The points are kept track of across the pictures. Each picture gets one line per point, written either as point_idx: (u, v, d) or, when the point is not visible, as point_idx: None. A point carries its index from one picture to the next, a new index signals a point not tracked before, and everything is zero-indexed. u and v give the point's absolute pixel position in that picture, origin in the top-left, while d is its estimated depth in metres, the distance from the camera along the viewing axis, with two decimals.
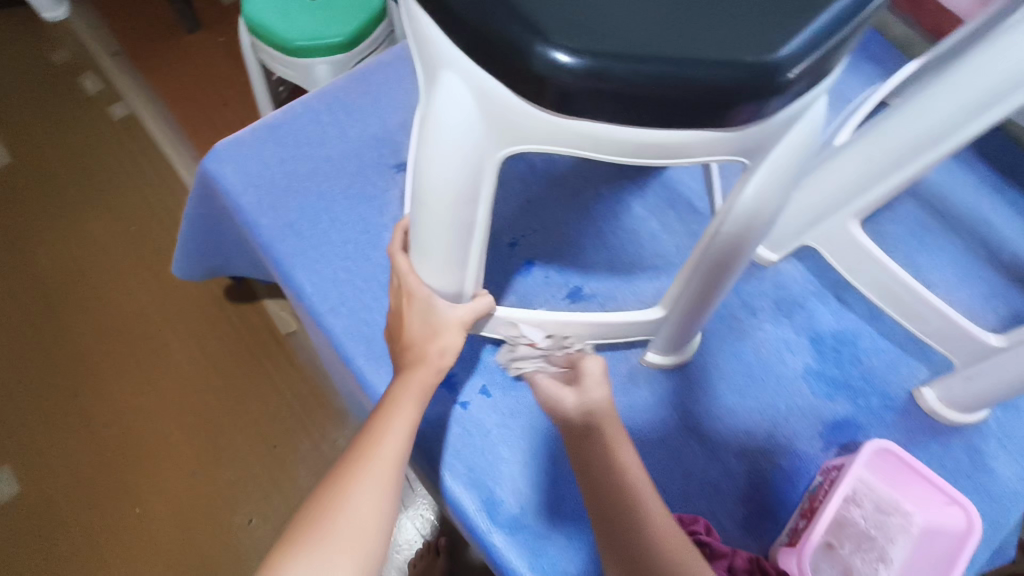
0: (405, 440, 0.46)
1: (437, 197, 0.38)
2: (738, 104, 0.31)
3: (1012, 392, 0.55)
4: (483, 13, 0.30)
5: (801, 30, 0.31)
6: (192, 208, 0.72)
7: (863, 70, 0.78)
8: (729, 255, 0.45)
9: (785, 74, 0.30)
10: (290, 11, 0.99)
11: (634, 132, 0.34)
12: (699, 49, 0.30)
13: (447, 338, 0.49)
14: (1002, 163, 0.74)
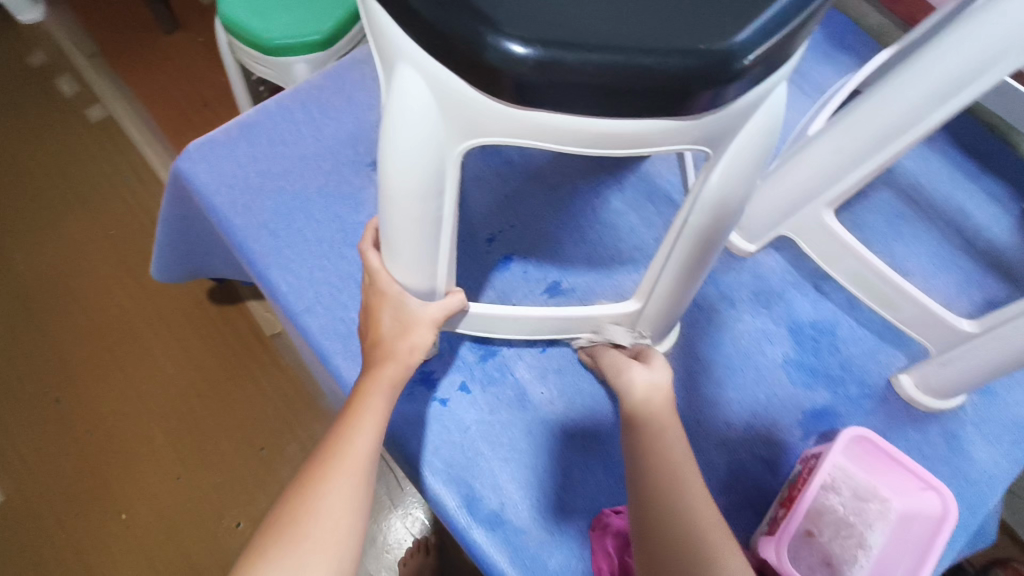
0: (376, 438, 0.46)
1: (401, 193, 0.38)
2: (695, 94, 0.31)
3: (985, 377, 0.56)
4: (435, 4, 0.30)
5: (756, 19, 0.31)
6: (168, 210, 0.72)
7: (839, 59, 0.78)
8: (698, 246, 0.45)
9: (740, 62, 0.30)
10: (267, 9, 0.99)
11: (594, 124, 0.33)
12: (654, 38, 0.30)
13: (420, 334, 0.49)
14: (975, 151, 0.75)
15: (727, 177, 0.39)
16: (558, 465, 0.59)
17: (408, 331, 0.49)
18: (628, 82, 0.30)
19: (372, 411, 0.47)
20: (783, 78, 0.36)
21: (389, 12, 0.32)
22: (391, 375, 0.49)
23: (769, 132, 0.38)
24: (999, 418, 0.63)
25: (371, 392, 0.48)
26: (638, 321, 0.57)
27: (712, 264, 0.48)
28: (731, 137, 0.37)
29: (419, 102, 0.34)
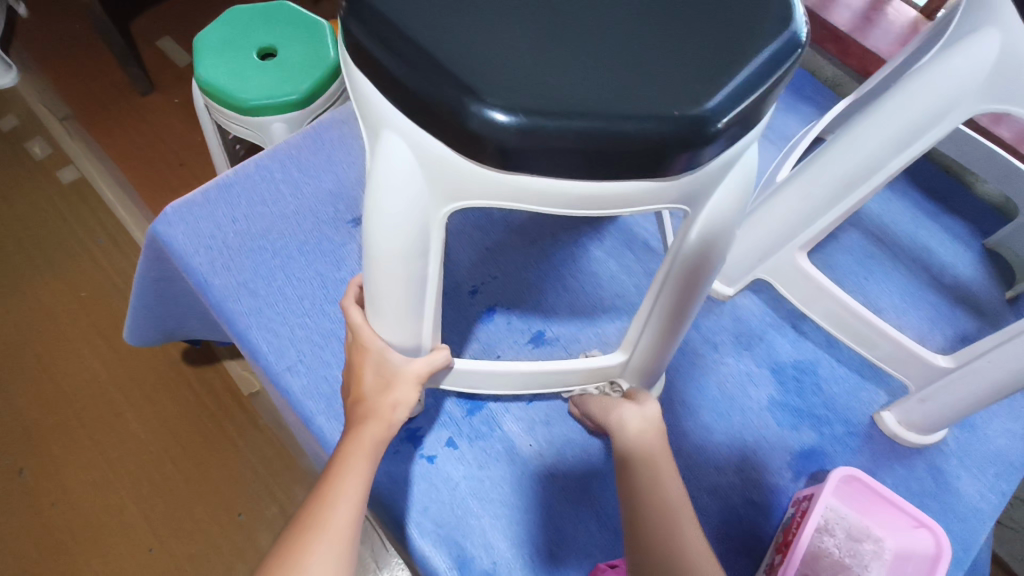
0: (359, 502, 0.45)
1: (387, 254, 0.38)
2: (674, 155, 0.32)
3: (966, 410, 0.57)
4: (418, 74, 0.31)
5: (726, 85, 0.32)
6: (143, 272, 0.71)
7: (799, 108, 0.82)
8: (681, 296, 0.46)
9: (713, 125, 0.32)
10: (245, 73, 1.01)
11: (576, 186, 0.34)
12: (633, 104, 0.31)
13: (401, 391, 0.48)
14: (934, 191, 0.79)
15: (704, 228, 0.40)
16: (550, 519, 0.58)
17: (389, 386, 0.48)
18: (609, 146, 0.31)
19: (355, 473, 0.45)
20: (755, 137, 0.37)
21: (376, 82, 0.33)
22: (373, 433, 0.48)
23: (742, 185, 0.39)
24: (981, 450, 0.64)
25: (354, 454, 0.46)
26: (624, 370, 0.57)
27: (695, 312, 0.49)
28: (707, 193, 0.39)
29: (404, 165, 0.35)
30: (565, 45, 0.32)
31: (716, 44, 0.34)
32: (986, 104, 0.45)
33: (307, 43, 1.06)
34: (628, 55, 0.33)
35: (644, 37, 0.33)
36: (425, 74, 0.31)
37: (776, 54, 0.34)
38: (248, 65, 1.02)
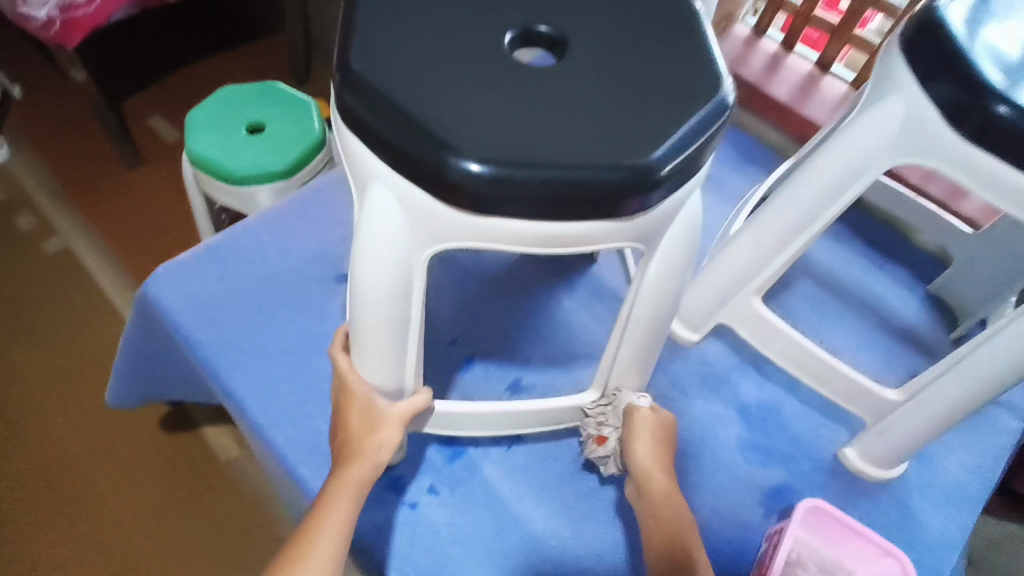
0: (340, 538, 0.46)
1: (373, 295, 0.42)
2: (627, 199, 0.37)
3: (922, 439, 0.61)
4: (402, 133, 0.36)
5: (668, 138, 0.38)
6: (131, 332, 0.73)
7: (749, 170, 0.90)
8: (644, 331, 0.50)
9: (657, 173, 0.37)
10: (234, 146, 1.07)
11: (542, 228, 0.39)
12: (590, 155, 0.36)
13: (387, 429, 0.50)
14: (878, 242, 0.86)
15: (659, 266, 0.45)
16: (531, 563, 0.59)
17: (376, 423, 0.50)
18: (570, 190, 0.36)
19: (338, 510, 0.47)
20: (697, 186, 0.43)
21: (364, 140, 0.38)
22: (359, 471, 0.49)
23: (690, 227, 0.44)
24: (941, 483, 0.67)
25: (336, 494, 0.48)
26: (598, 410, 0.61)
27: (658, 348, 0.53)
28: (659, 235, 0.43)
29: (389, 213, 0.39)
30: (529, 108, 0.38)
31: (659, 105, 0.40)
32: (900, 157, 0.50)
33: (293, 118, 1.13)
34: (582, 115, 0.38)
35: (597, 101, 0.39)
36: (409, 133, 0.36)
37: (708, 114, 0.40)
38: (237, 138, 1.08)
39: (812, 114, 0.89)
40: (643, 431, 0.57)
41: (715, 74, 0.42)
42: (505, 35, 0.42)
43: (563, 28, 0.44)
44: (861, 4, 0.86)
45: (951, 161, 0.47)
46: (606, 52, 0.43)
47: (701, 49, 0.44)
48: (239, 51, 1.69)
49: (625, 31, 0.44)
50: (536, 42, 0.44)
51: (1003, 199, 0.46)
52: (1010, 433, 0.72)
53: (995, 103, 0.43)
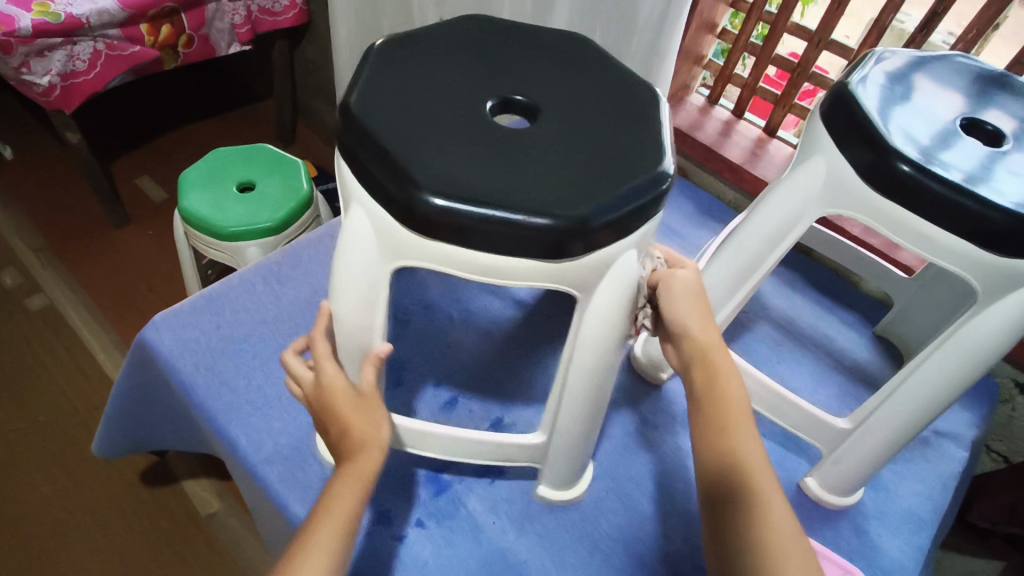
0: (338, 545, 0.45)
1: (349, 300, 0.49)
2: (580, 241, 0.44)
3: (874, 468, 0.65)
4: (380, 165, 0.44)
5: (604, 196, 0.44)
6: (126, 377, 0.75)
7: (709, 225, 0.98)
8: (593, 377, 0.54)
9: (590, 223, 0.43)
10: (226, 204, 1.12)
11: (492, 259, 0.45)
12: (551, 204, 0.43)
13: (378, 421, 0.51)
14: (829, 289, 0.94)
15: (595, 315, 0.50)
16: None
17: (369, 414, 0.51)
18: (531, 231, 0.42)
19: (335, 514, 0.46)
20: (630, 245, 0.48)
21: (352, 169, 0.47)
22: (362, 472, 0.49)
23: (628, 280, 0.49)
24: (895, 510, 0.72)
25: (342, 483, 0.48)
26: (547, 452, 0.63)
27: (606, 396, 0.57)
28: (596, 282, 0.49)
29: (364, 230, 0.47)
30: (492, 159, 0.45)
31: (612, 167, 0.46)
32: (827, 209, 0.57)
33: (282, 178, 1.19)
34: (534, 170, 0.45)
35: (560, 161, 0.46)
36: (385, 166, 0.44)
37: (650, 180, 0.46)
38: (229, 196, 1.13)
39: (763, 173, 0.98)
40: (676, 290, 0.58)
41: (664, 142, 0.49)
42: (487, 103, 0.50)
43: (535, 99, 0.52)
44: (799, 78, 0.98)
45: (869, 211, 0.54)
46: (569, 121, 0.50)
47: (651, 120, 0.51)
48: (228, 116, 1.77)
49: (596, 104, 0.53)
50: (514, 110, 0.52)
51: (915, 243, 0.53)
52: (957, 462, 0.78)
53: (898, 162, 0.50)
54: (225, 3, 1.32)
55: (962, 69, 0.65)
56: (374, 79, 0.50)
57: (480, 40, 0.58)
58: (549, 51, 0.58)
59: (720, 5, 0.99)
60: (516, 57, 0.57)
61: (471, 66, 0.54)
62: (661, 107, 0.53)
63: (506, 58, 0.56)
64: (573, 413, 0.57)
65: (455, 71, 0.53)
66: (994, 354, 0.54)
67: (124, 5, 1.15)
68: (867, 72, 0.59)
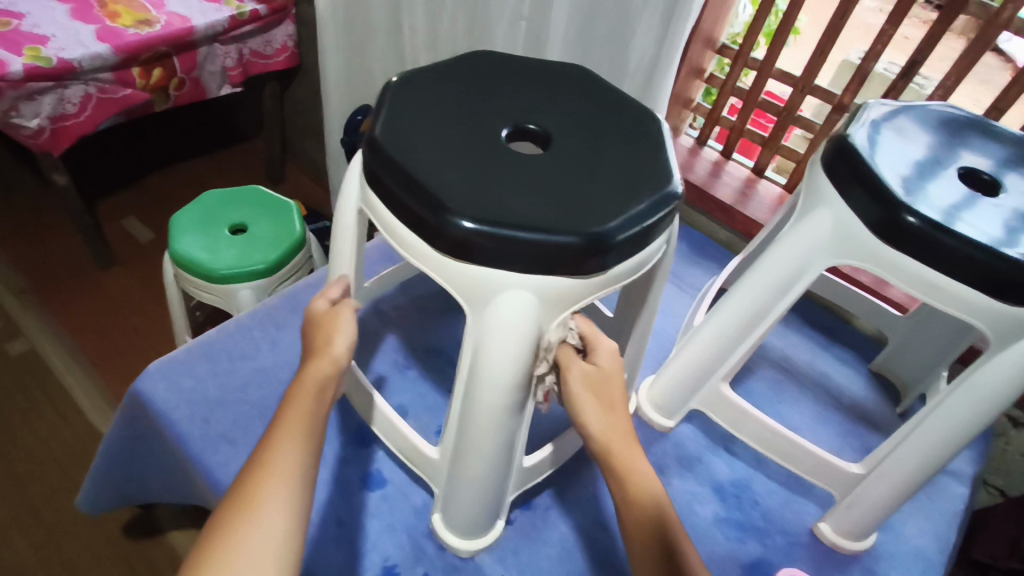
0: (309, 431, 0.48)
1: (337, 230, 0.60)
2: (484, 254, 0.45)
3: (888, 510, 0.65)
4: (377, 107, 0.53)
5: (494, 211, 0.44)
6: (117, 429, 0.73)
7: (703, 265, 1.00)
8: (489, 413, 0.52)
9: (462, 226, 0.44)
10: (218, 246, 1.11)
11: (405, 230, 0.49)
12: (461, 205, 0.44)
13: (346, 324, 0.55)
14: (823, 327, 0.95)
15: (484, 340, 0.49)
16: None
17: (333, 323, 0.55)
18: (433, 220, 0.45)
19: (300, 409, 0.49)
20: (527, 287, 0.47)
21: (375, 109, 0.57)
22: (325, 365, 0.52)
23: (522, 322, 0.48)
24: (903, 550, 0.72)
25: (298, 397, 0.50)
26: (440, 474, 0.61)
27: (505, 444, 0.54)
28: (489, 304, 0.48)
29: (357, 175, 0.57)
30: (450, 147, 0.49)
31: (557, 213, 0.45)
32: (836, 258, 0.58)
33: (275, 219, 1.19)
34: (472, 166, 0.48)
35: (519, 180, 0.48)
36: (377, 114, 0.52)
37: (566, 225, 0.44)
38: (221, 238, 1.12)
39: (754, 213, 1.01)
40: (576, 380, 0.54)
41: (627, 213, 0.47)
42: (501, 129, 0.52)
43: (549, 127, 0.54)
44: (785, 121, 1.01)
45: (877, 261, 0.56)
46: (569, 155, 0.51)
47: (646, 179, 0.50)
48: (216, 156, 1.77)
49: (613, 146, 0.53)
50: (524, 136, 0.54)
51: (927, 293, 0.54)
52: (959, 500, 0.78)
53: (905, 213, 0.52)
54: (217, 46, 1.33)
55: (961, 132, 0.68)
56: (415, 82, 0.56)
57: (539, 72, 0.61)
58: (611, 98, 0.59)
59: (708, 52, 1.02)
60: (561, 96, 0.59)
61: (506, 97, 0.57)
62: (664, 177, 0.50)
63: (544, 93, 0.58)
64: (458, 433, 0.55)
65: (488, 99, 0.56)
66: (1007, 398, 0.55)
67: (117, 50, 1.14)
68: (864, 119, 0.63)
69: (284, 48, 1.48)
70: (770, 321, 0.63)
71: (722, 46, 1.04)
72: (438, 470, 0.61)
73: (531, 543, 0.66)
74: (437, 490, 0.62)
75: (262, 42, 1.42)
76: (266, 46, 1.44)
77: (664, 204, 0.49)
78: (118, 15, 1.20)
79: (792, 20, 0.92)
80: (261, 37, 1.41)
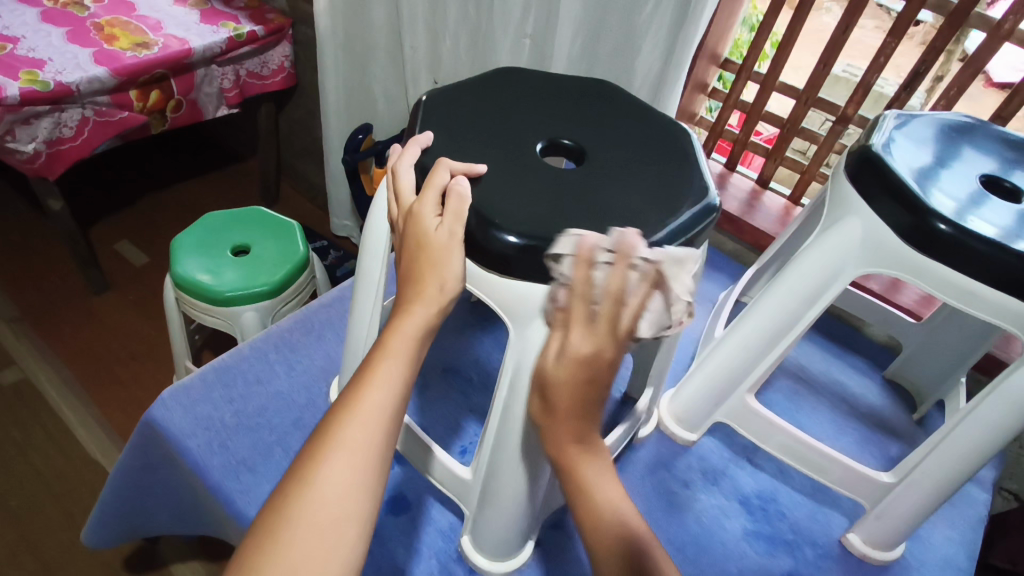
0: (398, 393, 0.44)
1: (365, 243, 0.59)
2: (525, 267, 0.46)
3: (919, 519, 0.65)
4: (413, 125, 0.54)
5: (535, 224, 0.45)
6: (129, 458, 0.71)
7: (715, 276, 1.00)
8: (522, 428, 0.51)
9: (505, 237, 0.45)
10: (220, 268, 1.08)
11: None
12: (506, 220, 0.45)
13: (450, 267, 0.46)
14: (834, 336, 0.96)
15: (526, 355, 0.49)
16: None
17: (435, 262, 0.46)
18: (479, 235, 0.46)
19: (391, 362, 0.44)
20: None
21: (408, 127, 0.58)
22: (419, 318, 0.46)
23: None
24: (932, 558, 0.71)
25: (392, 351, 0.45)
26: (471, 494, 0.60)
27: (539, 463, 0.53)
28: (529, 316, 0.48)
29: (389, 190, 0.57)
30: (489, 163, 0.50)
31: (599, 227, 0.46)
32: (866, 267, 0.59)
33: (277, 240, 1.17)
34: (510, 182, 0.49)
35: (557, 195, 0.49)
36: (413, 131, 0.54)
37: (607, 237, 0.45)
38: (223, 260, 1.10)
39: (762, 224, 1.01)
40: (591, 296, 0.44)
41: (667, 225, 0.47)
42: (535, 144, 0.53)
43: (583, 143, 0.55)
44: (789, 133, 1.02)
45: (911, 269, 0.56)
46: (605, 172, 0.52)
47: (682, 192, 0.51)
48: (210, 178, 1.75)
49: (645, 161, 0.54)
50: (558, 150, 0.55)
51: (961, 299, 0.55)
52: (981, 505, 0.78)
53: (936, 220, 0.53)
54: (214, 68, 1.31)
55: (977, 140, 0.69)
56: (441, 101, 0.57)
57: (565, 88, 0.62)
58: (639, 114, 0.60)
59: (712, 67, 1.03)
60: (589, 112, 0.59)
61: (535, 113, 0.57)
62: (699, 190, 0.51)
63: (572, 109, 0.59)
64: (495, 450, 0.54)
65: (518, 116, 0.56)
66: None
67: (115, 73, 1.12)
68: (882, 127, 0.64)
69: (281, 68, 1.47)
70: (797, 332, 0.64)
71: (725, 60, 1.06)
72: (469, 490, 0.59)
73: (563, 563, 0.64)
74: (466, 510, 0.61)
75: (259, 64, 1.41)
76: (263, 67, 1.43)
77: (702, 217, 0.50)
78: (115, 38, 1.19)
79: (795, 34, 0.93)
80: (258, 58, 1.40)
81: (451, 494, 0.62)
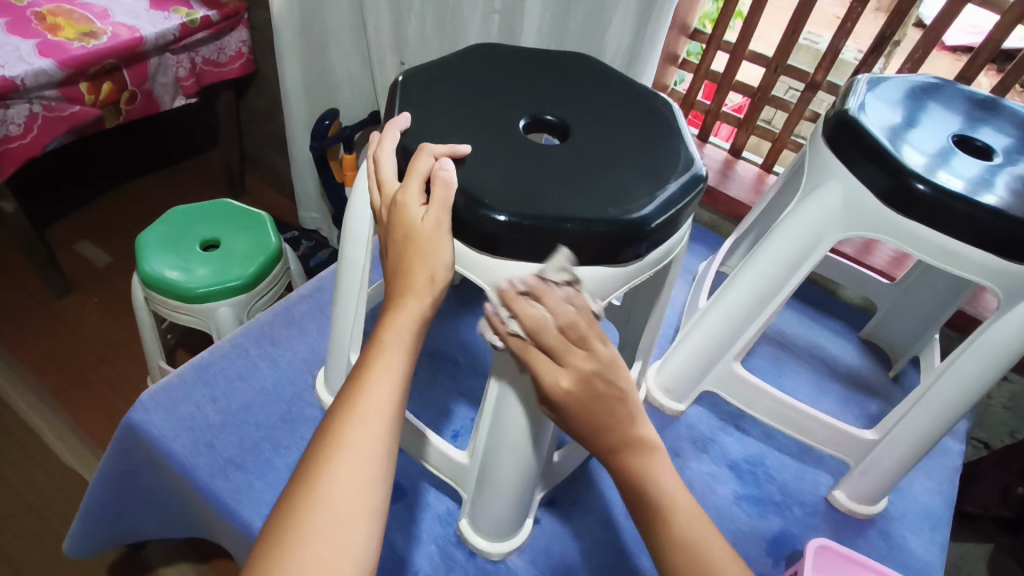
0: (398, 387, 0.43)
1: (347, 232, 0.57)
2: (516, 246, 0.45)
3: (903, 473, 0.67)
4: (394, 107, 0.53)
5: (524, 202, 0.45)
6: (110, 465, 0.68)
7: (693, 247, 1.00)
8: (521, 408, 0.51)
9: (495, 217, 0.44)
10: (189, 263, 1.05)
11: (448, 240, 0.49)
12: (495, 200, 0.45)
13: (439, 256, 0.46)
14: (811, 300, 0.98)
15: None
16: None
17: (424, 252, 0.45)
18: (467, 217, 0.45)
19: (389, 358, 0.44)
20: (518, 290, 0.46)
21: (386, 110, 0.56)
22: (412, 311, 0.45)
23: None
24: (913, 510, 0.74)
25: (388, 345, 0.44)
26: (469, 479, 0.60)
27: (537, 442, 0.53)
28: None
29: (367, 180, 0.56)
30: (476, 143, 0.49)
31: (589, 202, 0.46)
32: (848, 230, 0.60)
33: (248, 232, 1.14)
34: (497, 162, 0.48)
35: (543, 172, 0.48)
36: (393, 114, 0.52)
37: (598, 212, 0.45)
38: (192, 254, 1.07)
39: (736, 193, 1.03)
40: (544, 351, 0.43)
41: (657, 198, 0.47)
42: (517, 121, 0.53)
43: (566, 118, 0.54)
44: (760, 102, 1.03)
45: (891, 230, 0.58)
46: (590, 146, 0.52)
47: (668, 165, 0.51)
48: (171, 172, 1.69)
49: (630, 133, 0.54)
50: (542, 127, 0.54)
51: (939, 258, 0.57)
52: (956, 455, 0.81)
53: (915, 181, 0.54)
54: (168, 56, 1.26)
55: (946, 100, 0.70)
56: (420, 80, 0.55)
57: (542, 62, 0.61)
58: (618, 86, 0.60)
59: (682, 38, 1.02)
60: (570, 86, 0.59)
61: (515, 89, 0.56)
62: (686, 162, 0.51)
63: (553, 84, 0.58)
64: (494, 432, 0.53)
65: (499, 93, 0.55)
66: (1017, 355, 0.57)
67: (63, 65, 1.06)
68: (858, 91, 0.65)
69: (239, 54, 1.42)
70: (782, 299, 0.64)
71: (695, 31, 1.05)
72: (467, 474, 0.59)
73: (562, 539, 0.65)
74: (466, 495, 0.61)
75: (215, 50, 1.36)
76: (220, 53, 1.38)
77: (690, 187, 0.50)
78: (60, 28, 1.13)
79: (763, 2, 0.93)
80: (213, 44, 1.35)
81: (450, 480, 0.62)
